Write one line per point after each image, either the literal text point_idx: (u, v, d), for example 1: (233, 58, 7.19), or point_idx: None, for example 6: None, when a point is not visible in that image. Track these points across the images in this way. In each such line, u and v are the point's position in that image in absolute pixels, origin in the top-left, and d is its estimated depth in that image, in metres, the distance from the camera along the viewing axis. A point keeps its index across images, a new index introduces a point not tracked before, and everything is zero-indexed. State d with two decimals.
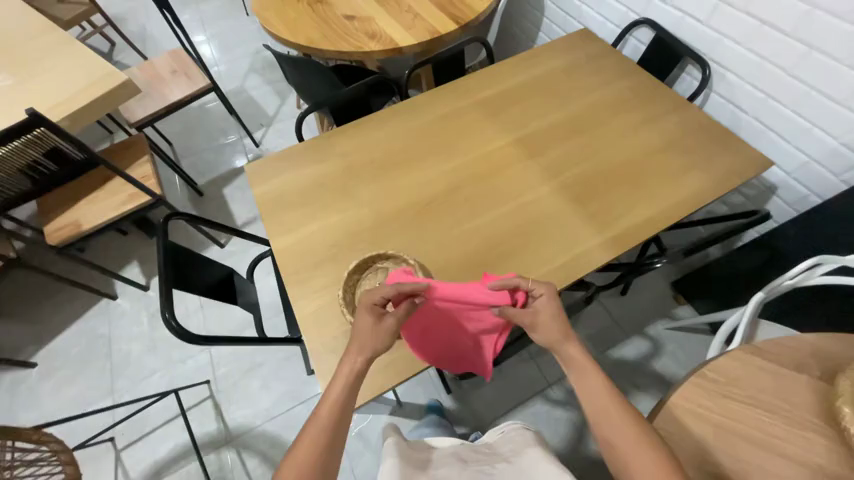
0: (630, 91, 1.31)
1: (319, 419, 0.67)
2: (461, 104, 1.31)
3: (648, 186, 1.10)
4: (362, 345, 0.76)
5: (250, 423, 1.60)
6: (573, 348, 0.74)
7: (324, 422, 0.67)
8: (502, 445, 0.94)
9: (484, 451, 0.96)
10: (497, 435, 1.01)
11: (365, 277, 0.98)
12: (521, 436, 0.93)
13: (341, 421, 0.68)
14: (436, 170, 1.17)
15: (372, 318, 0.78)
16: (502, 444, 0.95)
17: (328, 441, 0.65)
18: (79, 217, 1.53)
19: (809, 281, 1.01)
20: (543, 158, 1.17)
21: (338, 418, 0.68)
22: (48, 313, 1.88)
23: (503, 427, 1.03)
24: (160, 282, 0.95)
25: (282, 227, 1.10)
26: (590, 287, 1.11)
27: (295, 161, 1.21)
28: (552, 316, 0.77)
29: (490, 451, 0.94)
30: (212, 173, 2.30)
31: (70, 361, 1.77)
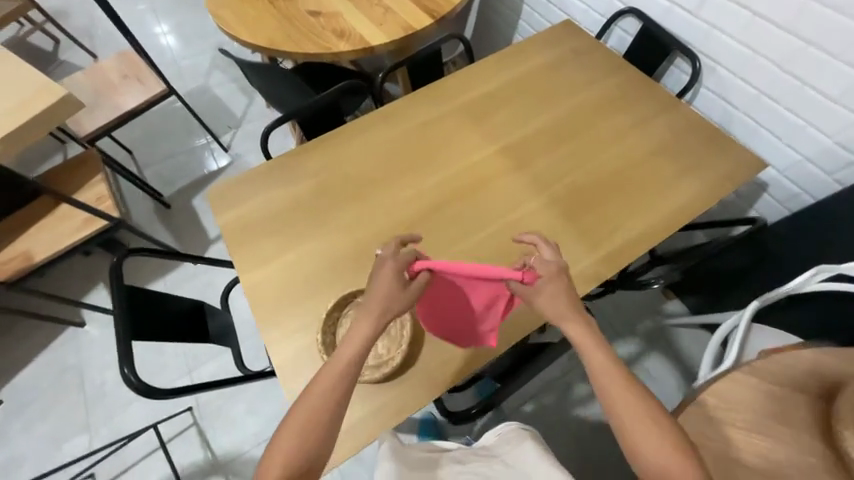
0: (619, 89, 1.24)
1: (320, 388, 0.63)
2: (441, 110, 1.22)
3: (640, 195, 1.05)
4: (376, 311, 0.68)
5: (239, 449, 1.54)
6: (581, 325, 0.69)
7: (325, 391, 0.63)
8: (499, 446, 0.87)
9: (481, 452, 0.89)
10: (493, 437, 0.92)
11: (345, 313, 0.91)
12: (519, 437, 0.86)
13: (343, 390, 0.64)
14: (418, 186, 1.09)
15: (394, 282, 0.70)
16: (502, 450, 0.86)
17: (329, 410, 0.62)
18: (31, 247, 1.40)
19: (805, 288, 0.99)
20: (530, 168, 1.10)
21: (339, 389, 0.63)
22: (10, 346, 1.75)
23: (500, 428, 0.93)
24: (117, 336, 0.87)
25: (252, 258, 1.01)
26: None
27: (263, 182, 1.12)
28: (555, 295, 0.70)
29: (487, 453, 0.87)
30: (179, 183, 2.16)
31: (39, 397, 1.66)
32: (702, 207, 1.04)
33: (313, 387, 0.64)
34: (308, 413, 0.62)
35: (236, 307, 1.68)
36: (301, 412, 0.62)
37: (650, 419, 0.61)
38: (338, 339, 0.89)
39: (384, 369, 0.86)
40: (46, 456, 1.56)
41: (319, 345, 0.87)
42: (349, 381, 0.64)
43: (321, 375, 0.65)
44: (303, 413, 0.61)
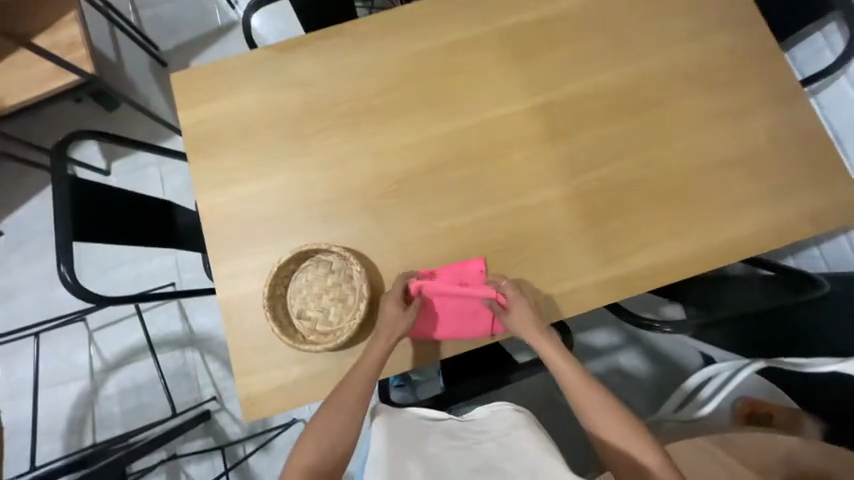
0: (723, 57, 0.91)
1: (338, 405, 0.73)
2: (480, 31, 0.92)
3: (686, 214, 0.85)
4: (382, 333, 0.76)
5: (214, 331, 1.65)
6: (545, 344, 0.76)
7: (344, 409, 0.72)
8: (499, 427, 0.75)
9: (474, 430, 0.76)
10: (486, 413, 0.79)
11: (302, 267, 0.81)
12: (523, 425, 0.74)
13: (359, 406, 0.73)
14: (421, 133, 0.88)
15: (398, 308, 0.76)
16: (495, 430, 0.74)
17: (349, 415, 0.72)
18: (0, 89, 1.26)
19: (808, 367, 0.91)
20: (565, 144, 0.87)
21: (354, 404, 0.73)
22: (7, 180, 1.75)
23: (494, 405, 0.80)
24: (56, 229, 0.80)
25: (214, 176, 0.87)
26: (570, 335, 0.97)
27: (240, 81, 0.90)
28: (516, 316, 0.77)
29: (483, 434, 0.74)
30: (177, 37, 1.87)
31: (36, 237, 1.72)
32: (753, 248, 0.84)
33: (332, 403, 0.73)
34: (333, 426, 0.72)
35: None
36: (324, 427, 0.71)
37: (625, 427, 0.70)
38: (287, 294, 0.80)
39: (326, 345, 0.76)
40: (44, 292, 1.69)
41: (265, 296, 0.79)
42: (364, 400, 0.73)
43: (339, 392, 0.73)
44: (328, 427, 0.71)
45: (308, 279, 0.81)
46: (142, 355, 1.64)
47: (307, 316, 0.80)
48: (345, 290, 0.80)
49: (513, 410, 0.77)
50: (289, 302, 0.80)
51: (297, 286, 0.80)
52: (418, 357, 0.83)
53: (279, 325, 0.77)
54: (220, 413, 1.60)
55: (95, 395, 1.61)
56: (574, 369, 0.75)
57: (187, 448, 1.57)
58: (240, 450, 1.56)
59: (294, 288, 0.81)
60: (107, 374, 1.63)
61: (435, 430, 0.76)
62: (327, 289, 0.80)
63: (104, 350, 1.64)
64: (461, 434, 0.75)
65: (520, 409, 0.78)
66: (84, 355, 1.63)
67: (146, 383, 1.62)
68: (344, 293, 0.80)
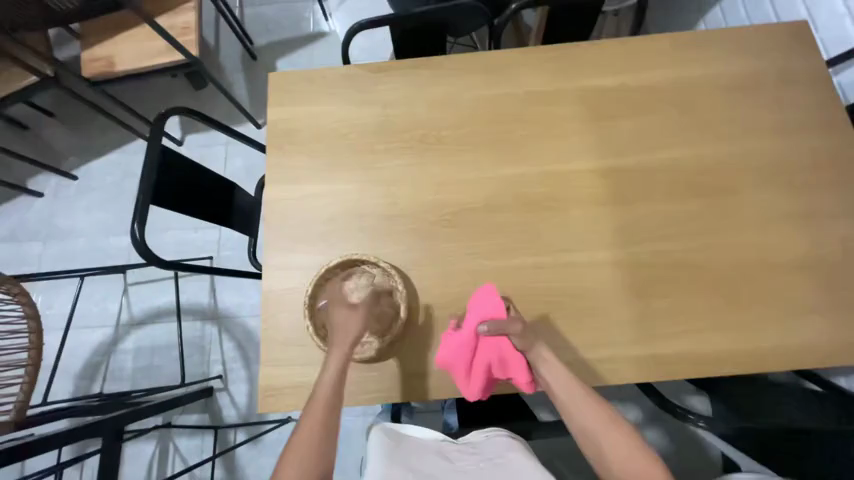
0: (802, 158, 0.89)
1: (309, 425, 0.63)
2: (559, 88, 0.95)
3: (740, 308, 0.82)
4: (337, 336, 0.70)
5: (237, 312, 1.70)
6: (541, 350, 0.70)
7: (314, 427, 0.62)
8: (493, 449, 0.72)
9: (469, 451, 0.74)
10: (481, 436, 0.78)
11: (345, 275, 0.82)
12: (520, 447, 0.72)
13: (331, 421, 0.64)
14: (485, 172, 0.91)
15: (344, 308, 0.71)
16: (490, 450, 0.73)
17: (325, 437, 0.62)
18: (115, 55, 1.42)
19: None
20: (624, 211, 0.87)
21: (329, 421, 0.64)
22: (94, 132, 1.93)
23: (490, 430, 0.79)
24: (139, 190, 0.87)
25: (286, 172, 0.92)
26: None
27: (329, 91, 0.97)
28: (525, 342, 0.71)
29: (479, 456, 0.72)
30: (271, 36, 2.03)
31: (104, 188, 1.87)
32: (809, 360, 0.80)
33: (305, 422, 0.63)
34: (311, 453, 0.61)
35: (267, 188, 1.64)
36: (298, 460, 0.59)
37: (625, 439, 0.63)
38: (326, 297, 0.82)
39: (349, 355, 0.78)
40: (98, 239, 1.81)
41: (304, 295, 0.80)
42: (337, 413, 0.65)
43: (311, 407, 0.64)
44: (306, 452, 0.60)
45: None
46: (166, 319, 1.70)
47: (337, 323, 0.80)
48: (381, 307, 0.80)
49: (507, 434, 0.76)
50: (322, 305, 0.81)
51: (336, 291, 0.81)
52: (437, 389, 0.82)
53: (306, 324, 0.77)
54: (221, 393, 1.62)
55: (114, 345, 1.68)
56: (566, 380, 0.68)
57: (181, 420, 1.59)
58: (231, 435, 1.57)
59: (333, 292, 0.81)
60: (130, 329, 1.70)
61: (430, 449, 0.75)
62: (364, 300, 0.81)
63: (133, 305, 1.72)
64: (457, 455, 0.73)
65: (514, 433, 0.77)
66: (115, 305, 1.73)
67: (162, 345, 1.68)
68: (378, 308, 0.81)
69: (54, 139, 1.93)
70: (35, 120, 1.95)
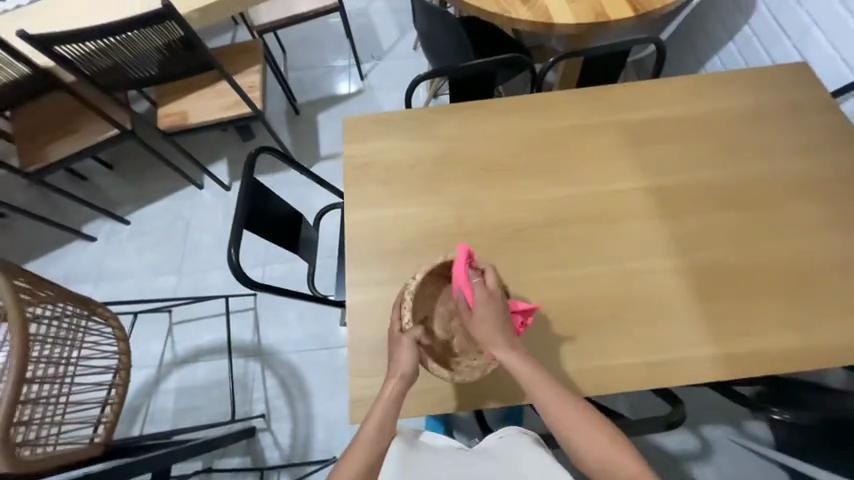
0: (829, 172, 0.99)
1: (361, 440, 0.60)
2: (600, 120, 1.09)
3: (803, 308, 0.86)
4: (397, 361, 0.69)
5: (280, 347, 1.71)
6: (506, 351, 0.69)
7: (367, 440, 0.60)
8: (508, 450, 0.66)
9: (482, 455, 0.67)
10: (496, 440, 0.71)
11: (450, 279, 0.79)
12: (535, 449, 0.65)
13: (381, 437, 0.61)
14: (543, 194, 1.01)
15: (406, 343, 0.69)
16: (503, 452, 0.66)
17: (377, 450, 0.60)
18: (187, 110, 1.60)
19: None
20: (676, 224, 0.95)
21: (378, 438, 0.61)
22: (148, 182, 2.08)
23: (505, 433, 0.72)
24: (234, 218, 0.97)
25: (363, 199, 1.03)
26: (677, 408, 0.90)
27: (396, 130, 1.11)
28: (494, 319, 0.71)
29: (490, 457, 0.65)
30: (312, 94, 2.27)
31: (154, 231, 1.97)
32: None
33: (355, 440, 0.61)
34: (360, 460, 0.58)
35: (327, 225, 1.73)
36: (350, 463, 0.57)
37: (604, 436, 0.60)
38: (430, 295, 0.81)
39: (444, 374, 0.72)
40: (145, 280, 1.88)
41: (408, 291, 0.77)
42: (389, 426, 0.63)
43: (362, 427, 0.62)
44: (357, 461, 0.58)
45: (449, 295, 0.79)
46: (209, 357, 1.71)
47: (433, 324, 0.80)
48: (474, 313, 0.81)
49: (524, 435, 0.69)
50: (426, 306, 0.80)
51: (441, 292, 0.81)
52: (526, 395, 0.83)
53: (400, 327, 0.73)
54: (263, 433, 1.58)
55: (156, 386, 1.67)
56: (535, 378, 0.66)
57: (222, 463, 1.54)
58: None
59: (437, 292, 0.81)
60: (173, 368, 1.70)
61: (438, 454, 0.68)
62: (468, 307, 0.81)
63: (177, 344, 1.74)
64: (466, 458, 0.67)
65: (531, 434, 0.70)
66: (158, 345, 1.74)
67: (204, 385, 1.67)
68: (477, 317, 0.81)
69: (110, 189, 2.07)
70: (94, 172, 2.11)
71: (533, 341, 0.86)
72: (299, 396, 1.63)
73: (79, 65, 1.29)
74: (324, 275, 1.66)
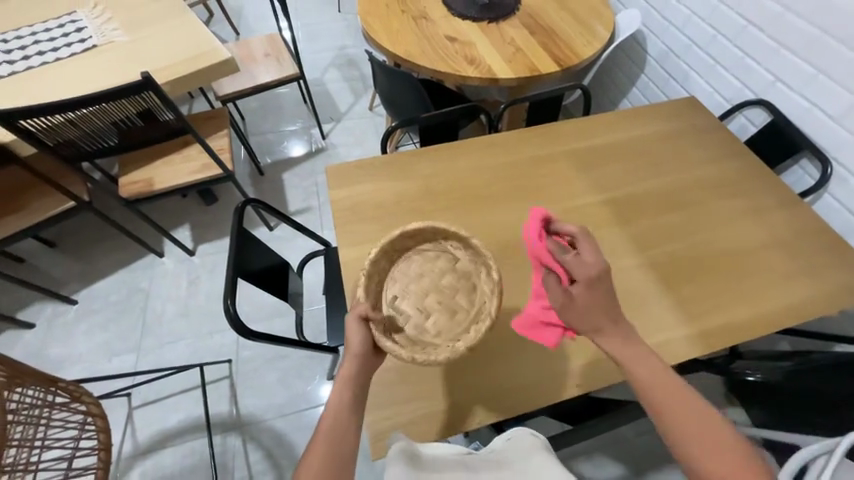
0: (734, 175, 1.23)
1: (320, 438, 0.58)
2: (552, 151, 1.27)
3: (746, 282, 1.03)
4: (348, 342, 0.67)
5: (261, 415, 1.57)
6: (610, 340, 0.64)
7: (324, 430, 0.58)
8: (517, 454, 0.68)
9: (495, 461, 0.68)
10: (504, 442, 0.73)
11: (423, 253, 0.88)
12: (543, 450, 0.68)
13: (341, 426, 0.59)
14: (517, 215, 1.13)
15: (356, 318, 0.68)
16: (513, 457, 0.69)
17: (338, 437, 0.58)
18: (153, 176, 1.58)
19: None
20: (632, 227, 1.11)
21: (337, 430, 0.59)
22: (99, 256, 1.94)
23: (511, 433, 0.75)
24: (226, 269, 0.96)
25: (354, 237, 1.07)
26: None
27: (378, 172, 1.20)
28: (602, 299, 0.64)
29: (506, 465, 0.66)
30: (276, 155, 2.35)
31: (106, 308, 1.80)
32: (812, 313, 0.98)
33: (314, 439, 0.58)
34: (323, 448, 0.57)
35: (305, 276, 1.79)
36: (311, 458, 0.56)
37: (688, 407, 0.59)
38: (394, 273, 0.86)
39: (402, 354, 0.68)
40: (96, 363, 1.67)
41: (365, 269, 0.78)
42: (351, 412, 0.61)
43: (320, 425, 0.59)
44: (318, 452, 0.57)
45: (416, 268, 0.87)
46: (179, 440, 1.52)
47: (406, 309, 0.84)
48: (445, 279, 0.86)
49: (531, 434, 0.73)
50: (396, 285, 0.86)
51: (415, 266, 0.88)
52: (547, 397, 0.86)
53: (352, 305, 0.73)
54: None
55: None
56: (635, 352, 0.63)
57: None
58: None
59: (410, 270, 0.87)
60: (134, 461, 1.48)
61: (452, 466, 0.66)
62: (452, 278, 0.86)
63: (138, 432, 1.53)
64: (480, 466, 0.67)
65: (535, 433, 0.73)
66: (116, 437, 1.53)
67: (174, 474, 1.46)
68: (452, 288, 0.85)
69: (54, 268, 1.90)
70: (34, 252, 1.94)
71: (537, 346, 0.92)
72: (289, 466, 1.48)
73: (41, 135, 1.27)
74: (310, 323, 1.68)
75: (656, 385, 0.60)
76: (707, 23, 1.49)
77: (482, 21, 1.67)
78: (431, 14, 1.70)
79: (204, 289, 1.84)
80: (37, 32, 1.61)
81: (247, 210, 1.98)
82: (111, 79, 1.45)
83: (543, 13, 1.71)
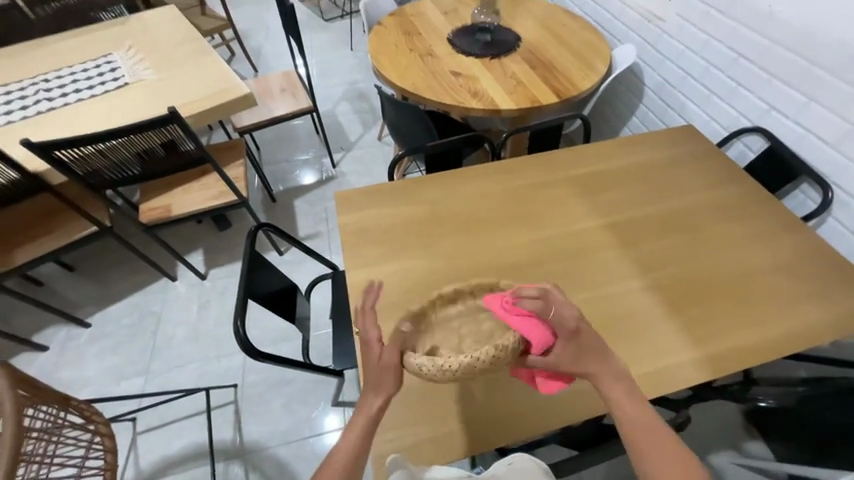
0: (736, 199, 1.25)
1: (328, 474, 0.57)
2: (553, 177, 1.31)
3: (752, 305, 1.02)
4: (369, 376, 0.62)
5: (264, 442, 1.55)
6: (612, 386, 0.61)
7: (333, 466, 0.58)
8: None
9: None
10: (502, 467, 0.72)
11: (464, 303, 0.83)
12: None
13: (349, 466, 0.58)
14: (521, 239, 1.15)
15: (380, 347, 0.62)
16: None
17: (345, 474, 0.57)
18: (171, 203, 1.66)
19: None
20: (635, 250, 1.12)
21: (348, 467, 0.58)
22: (115, 280, 1.99)
23: (510, 456, 0.74)
24: (238, 291, 0.99)
25: (362, 260, 1.11)
26: None
27: (385, 198, 1.25)
28: (579, 351, 0.62)
29: None
30: (288, 183, 2.44)
31: (118, 331, 1.83)
32: (823, 338, 0.97)
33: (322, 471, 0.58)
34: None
35: (313, 300, 1.82)
36: None
37: (678, 460, 0.55)
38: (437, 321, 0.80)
39: (426, 368, 0.63)
40: (104, 387, 1.69)
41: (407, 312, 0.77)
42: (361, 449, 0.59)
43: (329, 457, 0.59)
44: None
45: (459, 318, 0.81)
46: (181, 467, 1.50)
47: (443, 350, 0.76)
48: (485, 317, 0.81)
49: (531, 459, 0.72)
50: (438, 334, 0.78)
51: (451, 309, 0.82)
52: (552, 422, 0.85)
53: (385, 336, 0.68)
54: None
55: None
56: (629, 395, 0.60)
57: None
58: None
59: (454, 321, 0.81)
60: None
61: None
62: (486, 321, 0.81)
63: (141, 458, 1.52)
64: None
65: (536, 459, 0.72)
66: (119, 463, 1.51)
67: None
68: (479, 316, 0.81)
69: (71, 292, 1.96)
70: (54, 276, 2.01)
71: None
72: None
73: (73, 165, 1.37)
74: (316, 347, 1.69)
75: (641, 426, 0.57)
76: (699, 56, 1.56)
77: (485, 57, 1.78)
78: (437, 52, 1.82)
79: (214, 312, 1.87)
80: (75, 72, 1.75)
81: (259, 234, 2.04)
82: (139, 113, 1.56)
83: (543, 49, 1.81)
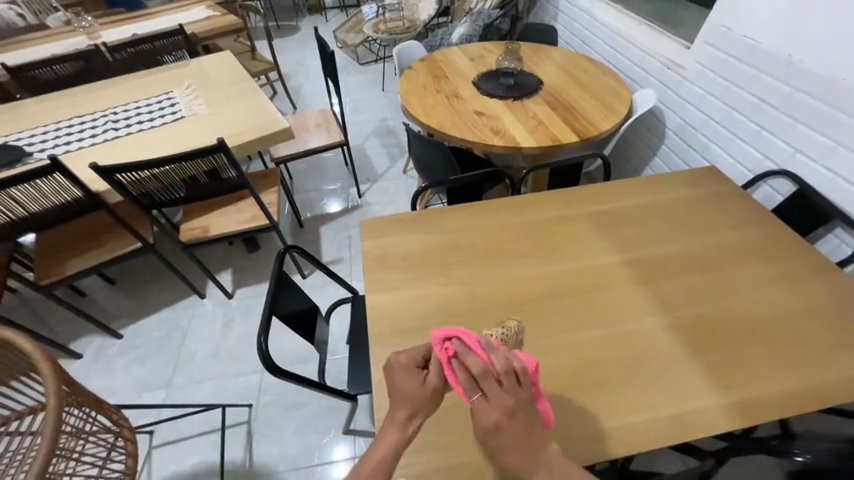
0: (763, 241, 1.22)
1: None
2: (573, 213, 1.33)
3: (785, 351, 0.97)
4: (399, 393, 0.62)
5: (273, 465, 1.53)
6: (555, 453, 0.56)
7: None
8: None
9: None
10: None
11: None
12: None
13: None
14: (538, 271, 1.16)
15: (408, 361, 0.64)
16: None
17: None
18: (208, 224, 1.79)
19: None
20: (656, 288, 1.11)
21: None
22: (150, 294, 2.11)
23: None
24: (263, 308, 1.04)
25: (382, 284, 1.14)
26: None
27: (407, 226, 1.31)
28: (507, 443, 0.55)
29: None
30: (316, 210, 2.57)
31: (147, 343, 1.92)
32: None
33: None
34: None
35: (331, 324, 1.85)
36: None
37: None
38: None
39: None
40: (127, 397, 1.74)
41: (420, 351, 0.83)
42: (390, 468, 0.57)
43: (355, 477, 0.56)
44: None
45: None
46: None
47: None
48: None
49: None
50: None
51: None
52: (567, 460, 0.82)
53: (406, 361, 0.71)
54: None
55: None
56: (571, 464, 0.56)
57: None
58: None
59: None
60: None
61: None
62: None
63: (154, 473, 1.53)
64: None
65: None
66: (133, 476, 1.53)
67: None
68: None
69: (109, 304, 2.09)
70: (97, 288, 2.16)
71: (557, 407, 0.89)
72: None
73: (129, 186, 1.52)
74: (332, 371, 1.70)
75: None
76: (721, 101, 1.60)
77: (508, 99, 1.88)
78: (462, 93, 1.94)
79: (236, 330, 1.94)
80: (140, 107, 1.98)
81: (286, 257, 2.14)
82: (190, 143, 1.73)
83: (564, 93, 1.90)
